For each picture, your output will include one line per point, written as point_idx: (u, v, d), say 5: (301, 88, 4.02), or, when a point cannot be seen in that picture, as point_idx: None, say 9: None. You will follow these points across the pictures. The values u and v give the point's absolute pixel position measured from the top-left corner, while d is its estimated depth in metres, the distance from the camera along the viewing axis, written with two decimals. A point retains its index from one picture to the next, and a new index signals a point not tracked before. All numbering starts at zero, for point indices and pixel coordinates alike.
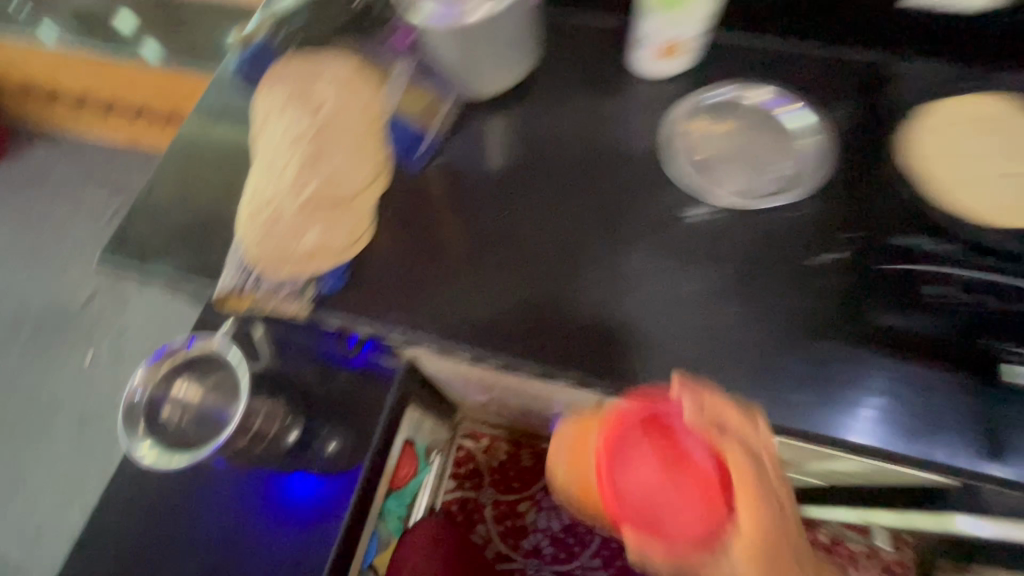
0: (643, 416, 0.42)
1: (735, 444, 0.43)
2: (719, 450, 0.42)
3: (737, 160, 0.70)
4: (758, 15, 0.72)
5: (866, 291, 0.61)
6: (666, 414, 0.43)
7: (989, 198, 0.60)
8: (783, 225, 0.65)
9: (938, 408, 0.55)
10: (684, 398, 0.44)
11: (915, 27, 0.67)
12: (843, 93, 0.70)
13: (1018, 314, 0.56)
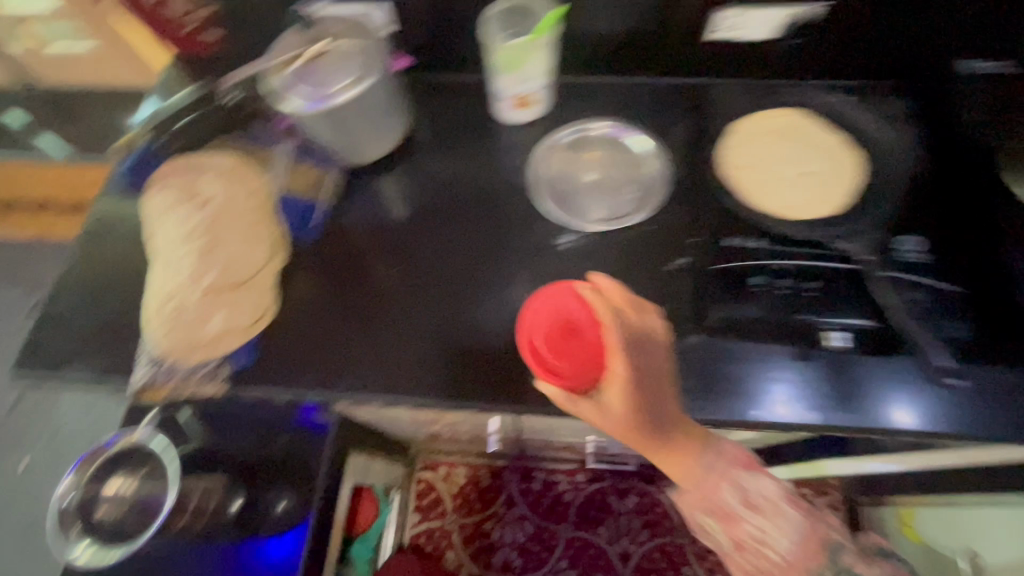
0: (555, 299, 0.62)
1: (620, 321, 0.60)
2: (601, 321, 0.59)
3: (593, 189, 0.81)
4: (591, 60, 0.83)
5: (706, 291, 0.69)
6: (561, 298, 0.62)
7: (788, 196, 0.70)
8: (636, 239, 0.76)
9: (854, 376, 0.63)
10: (585, 287, 0.62)
11: (717, 55, 0.79)
12: (671, 117, 0.82)
13: (826, 290, 0.65)
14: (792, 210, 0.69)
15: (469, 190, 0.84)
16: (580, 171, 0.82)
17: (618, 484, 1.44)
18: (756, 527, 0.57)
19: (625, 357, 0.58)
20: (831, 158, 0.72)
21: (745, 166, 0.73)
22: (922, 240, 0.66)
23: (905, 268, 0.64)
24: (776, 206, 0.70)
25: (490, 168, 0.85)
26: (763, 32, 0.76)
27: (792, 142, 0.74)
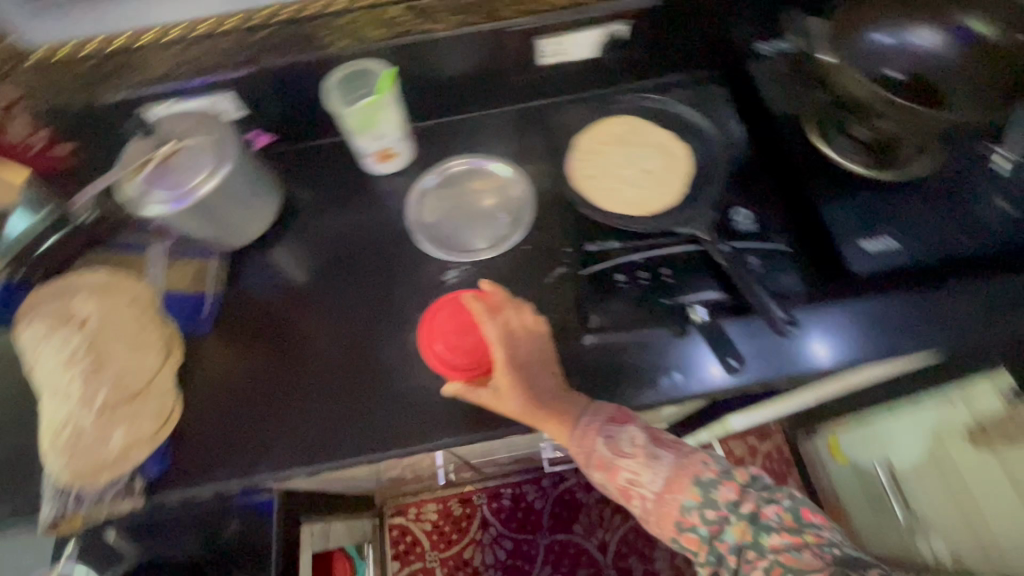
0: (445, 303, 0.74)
1: (497, 317, 0.69)
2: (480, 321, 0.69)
3: (467, 221, 0.86)
4: (440, 104, 0.90)
5: (585, 295, 0.75)
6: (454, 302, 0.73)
7: (637, 195, 0.76)
8: (514, 260, 0.82)
9: (737, 330, 0.72)
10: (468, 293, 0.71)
11: (551, 78, 0.87)
12: (524, 142, 0.89)
13: (680, 271, 0.73)
14: (636, 207, 0.76)
15: (356, 245, 0.88)
16: (452, 206, 0.87)
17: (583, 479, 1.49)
18: (630, 471, 0.64)
19: (500, 348, 0.67)
20: (664, 152, 0.79)
21: (592, 176, 0.79)
22: (749, 212, 0.76)
23: (739, 239, 0.74)
24: (623, 206, 0.76)
25: (372, 220, 0.89)
26: (584, 53, 0.84)
27: (627, 144, 0.81)
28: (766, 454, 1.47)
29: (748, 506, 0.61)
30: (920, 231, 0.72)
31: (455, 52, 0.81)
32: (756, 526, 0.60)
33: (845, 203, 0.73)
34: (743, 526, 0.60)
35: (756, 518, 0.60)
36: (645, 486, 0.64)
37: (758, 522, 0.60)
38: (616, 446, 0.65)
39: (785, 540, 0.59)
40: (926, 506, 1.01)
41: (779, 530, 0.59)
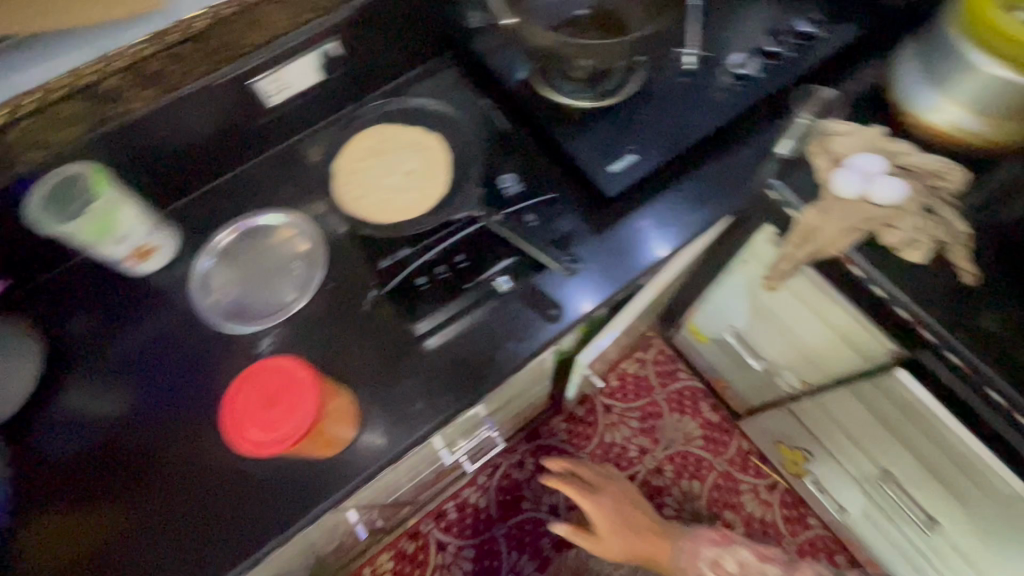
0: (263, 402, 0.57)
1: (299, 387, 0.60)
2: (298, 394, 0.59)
3: (265, 284, 0.82)
4: (187, 175, 0.86)
5: (400, 311, 0.77)
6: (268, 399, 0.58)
7: (408, 198, 0.78)
8: (323, 300, 0.80)
9: (561, 282, 0.78)
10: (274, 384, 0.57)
11: (288, 114, 0.88)
12: (290, 183, 0.88)
13: (473, 253, 0.76)
14: (413, 211, 0.77)
15: (155, 357, 0.80)
16: (241, 275, 0.83)
17: (512, 458, 1.55)
18: None
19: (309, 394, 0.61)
20: (420, 150, 0.81)
21: (361, 196, 0.79)
22: (513, 175, 0.81)
23: (511, 203, 0.78)
24: (401, 215, 0.77)
25: (163, 323, 0.82)
26: (307, 80, 0.84)
27: (384, 155, 0.82)
28: (650, 359, 1.64)
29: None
30: (653, 137, 0.81)
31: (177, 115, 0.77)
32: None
33: (587, 134, 0.80)
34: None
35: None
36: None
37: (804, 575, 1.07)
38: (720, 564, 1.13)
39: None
40: (766, 350, 1.17)
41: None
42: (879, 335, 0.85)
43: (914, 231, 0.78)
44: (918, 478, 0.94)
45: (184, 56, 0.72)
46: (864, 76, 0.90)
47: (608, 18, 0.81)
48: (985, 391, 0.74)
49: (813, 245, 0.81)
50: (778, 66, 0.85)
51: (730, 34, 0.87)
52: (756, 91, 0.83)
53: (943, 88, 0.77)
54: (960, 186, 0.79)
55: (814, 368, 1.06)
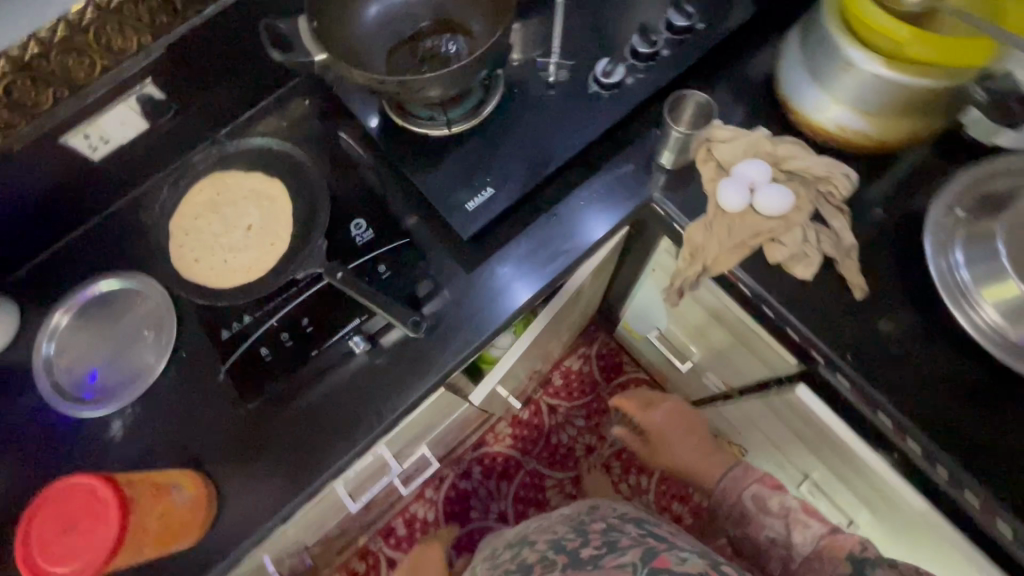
0: (57, 524, 0.53)
1: (80, 490, 0.54)
2: (81, 500, 0.54)
3: (118, 358, 0.75)
4: (18, 246, 0.78)
5: (247, 384, 0.70)
6: (63, 520, 0.53)
7: (244, 260, 0.72)
8: (176, 373, 0.74)
9: (446, 322, 0.73)
10: (64, 497, 0.54)
11: (123, 165, 0.79)
12: (136, 243, 0.81)
13: (321, 318, 0.70)
14: (254, 271, 0.71)
15: None
16: (85, 343, 0.76)
17: (459, 468, 1.52)
18: (779, 531, 0.81)
19: (96, 486, 0.54)
20: (257, 201, 0.74)
21: (197, 258, 0.72)
22: (364, 221, 0.75)
23: (358, 256, 0.73)
24: (242, 276, 0.71)
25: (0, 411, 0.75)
26: (128, 128, 0.75)
27: (222, 209, 0.74)
28: (593, 354, 1.59)
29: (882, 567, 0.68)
30: (513, 166, 0.74)
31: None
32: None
33: (442, 167, 0.74)
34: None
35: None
36: (793, 539, 0.79)
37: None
38: (763, 504, 0.85)
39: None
40: (686, 351, 1.13)
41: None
42: (782, 351, 0.81)
43: (802, 245, 0.72)
44: (832, 485, 0.92)
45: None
46: (752, 66, 0.83)
47: (448, 32, 0.73)
48: (875, 414, 0.70)
49: (699, 263, 0.75)
50: (651, 68, 0.76)
51: (601, 36, 0.78)
52: (627, 101, 0.76)
53: (823, 85, 0.70)
54: (848, 190, 0.73)
55: (730, 372, 1.03)
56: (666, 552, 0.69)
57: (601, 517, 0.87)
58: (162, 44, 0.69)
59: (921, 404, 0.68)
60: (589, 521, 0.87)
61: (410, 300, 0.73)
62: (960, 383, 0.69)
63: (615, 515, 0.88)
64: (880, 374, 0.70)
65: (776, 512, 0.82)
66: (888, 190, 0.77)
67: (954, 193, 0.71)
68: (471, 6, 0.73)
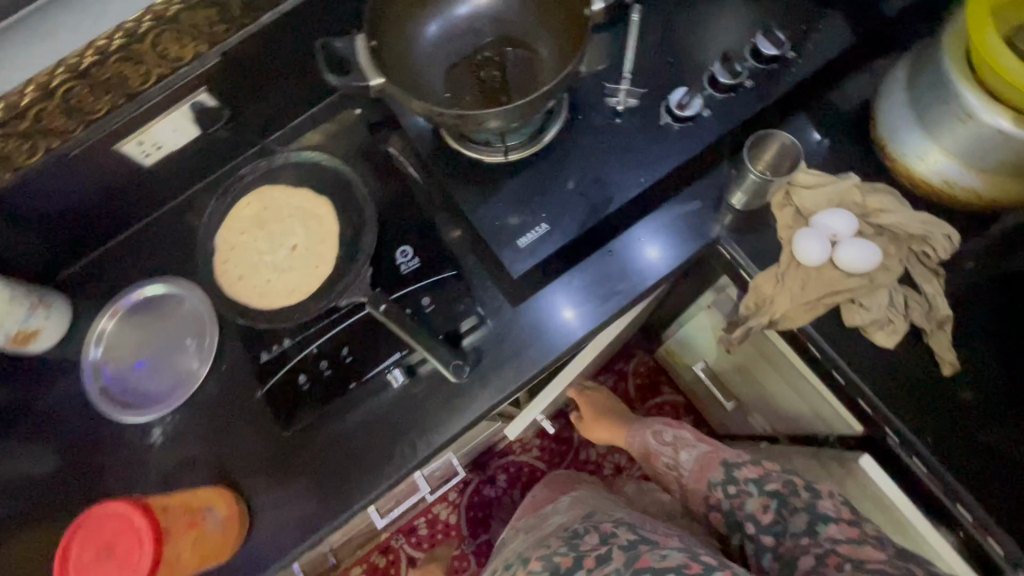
0: (95, 547, 0.54)
1: (111, 511, 0.54)
2: (113, 521, 0.54)
3: (162, 363, 0.75)
4: (72, 245, 0.79)
5: (286, 410, 0.69)
6: (99, 543, 0.54)
7: (284, 281, 0.71)
8: (216, 387, 0.74)
9: (492, 355, 0.70)
10: (96, 519, 0.54)
11: (173, 169, 0.78)
12: (184, 249, 0.81)
13: (363, 349, 0.68)
14: (296, 295, 0.70)
15: (42, 444, 0.75)
16: (129, 347, 0.76)
17: (484, 474, 1.51)
18: (667, 458, 0.86)
19: (126, 507, 0.54)
20: (303, 222, 0.74)
21: (241, 276, 0.72)
22: (410, 247, 0.72)
23: (402, 284, 0.70)
24: (282, 299, 0.71)
25: (48, 408, 0.76)
26: (178, 134, 0.73)
27: (268, 225, 0.74)
28: (630, 371, 1.54)
29: (769, 483, 0.70)
30: (570, 203, 0.69)
31: (44, 195, 0.70)
32: (778, 500, 0.68)
33: (494, 197, 0.70)
34: (765, 498, 0.69)
35: (767, 499, 0.69)
36: (680, 460, 0.83)
37: (812, 530, 0.63)
38: (660, 437, 0.89)
39: (843, 530, 0.61)
40: (736, 389, 1.06)
41: (837, 519, 0.62)
42: (848, 416, 0.75)
43: (886, 310, 0.65)
44: None
45: (27, 135, 0.61)
46: (843, 101, 0.75)
47: (511, 53, 0.68)
48: (953, 503, 0.64)
49: (767, 316, 0.69)
50: (729, 102, 0.70)
51: (677, 62, 0.72)
52: (700, 136, 0.70)
53: (929, 132, 0.62)
54: (948, 253, 0.65)
55: (782, 421, 0.97)
56: (648, 552, 0.63)
57: (594, 524, 0.75)
58: (217, 53, 0.65)
59: (1014, 502, 0.61)
60: (583, 525, 0.76)
61: (449, 335, 0.69)
62: None
63: (609, 519, 0.77)
64: (962, 460, 0.63)
65: (669, 442, 0.87)
66: (991, 250, 0.69)
67: None
68: (540, 28, 0.67)
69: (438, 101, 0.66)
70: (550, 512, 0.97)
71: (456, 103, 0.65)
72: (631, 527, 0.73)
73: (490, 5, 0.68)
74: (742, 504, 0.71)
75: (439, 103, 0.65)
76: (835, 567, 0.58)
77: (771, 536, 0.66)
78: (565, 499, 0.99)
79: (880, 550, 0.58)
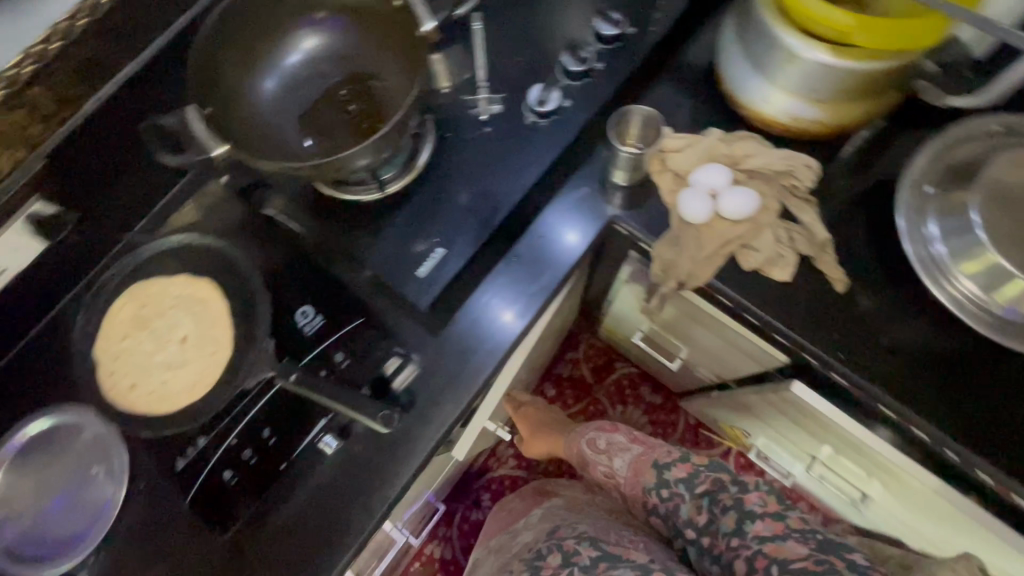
0: None
1: None
2: None
3: (65, 502, 0.65)
4: None
5: (222, 510, 0.64)
6: None
7: (182, 377, 0.66)
8: (135, 514, 0.66)
9: (427, 388, 0.68)
10: None
11: (23, 291, 0.69)
12: (58, 375, 0.71)
13: (286, 424, 0.65)
14: (198, 388, 0.66)
15: None
16: (25, 500, 0.65)
17: (467, 500, 1.48)
18: (603, 466, 0.87)
19: None
20: (187, 310, 0.69)
21: (134, 383, 0.67)
22: (310, 306, 0.69)
23: (310, 345, 0.67)
24: (185, 396, 0.66)
25: None
26: (17, 254, 0.64)
27: (150, 323, 0.69)
28: (580, 357, 1.55)
29: (700, 484, 0.75)
30: (460, 220, 0.68)
31: None
32: (709, 499, 0.73)
33: (384, 235, 0.68)
34: (698, 500, 0.74)
35: (700, 501, 0.73)
36: (615, 466, 0.85)
37: (740, 530, 0.68)
38: (594, 445, 0.89)
39: (768, 525, 0.67)
40: (674, 349, 1.09)
41: (762, 515, 0.68)
42: (773, 349, 0.78)
43: (775, 246, 0.69)
44: (867, 465, 0.86)
45: None
46: (693, 58, 0.78)
47: (360, 87, 0.66)
48: (876, 406, 0.67)
49: (673, 280, 0.71)
50: (585, 87, 0.72)
51: (528, 60, 0.73)
52: (568, 126, 0.71)
53: (766, 76, 0.67)
54: (812, 181, 0.70)
55: (723, 368, 1.00)
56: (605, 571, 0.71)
57: (558, 541, 0.80)
58: (40, 154, 0.59)
59: (928, 389, 0.66)
60: (546, 545, 0.80)
61: (374, 384, 0.67)
62: (960, 358, 0.67)
63: (573, 533, 0.81)
64: (875, 365, 0.67)
65: (603, 449, 0.87)
66: (852, 166, 0.74)
67: (920, 169, 0.68)
68: (383, 54, 0.66)
69: (299, 153, 0.63)
70: (520, 527, 1.00)
71: (317, 151, 0.63)
72: (593, 541, 0.78)
73: (326, 40, 0.66)
74: (678, 511, 0.75)
75: (297, 156, 0.63)
76: (762, 570, 0.63)
77: (706, 535, 0.71)
78: (535, 513, 1.02)
79: (801, 543, 0.64)
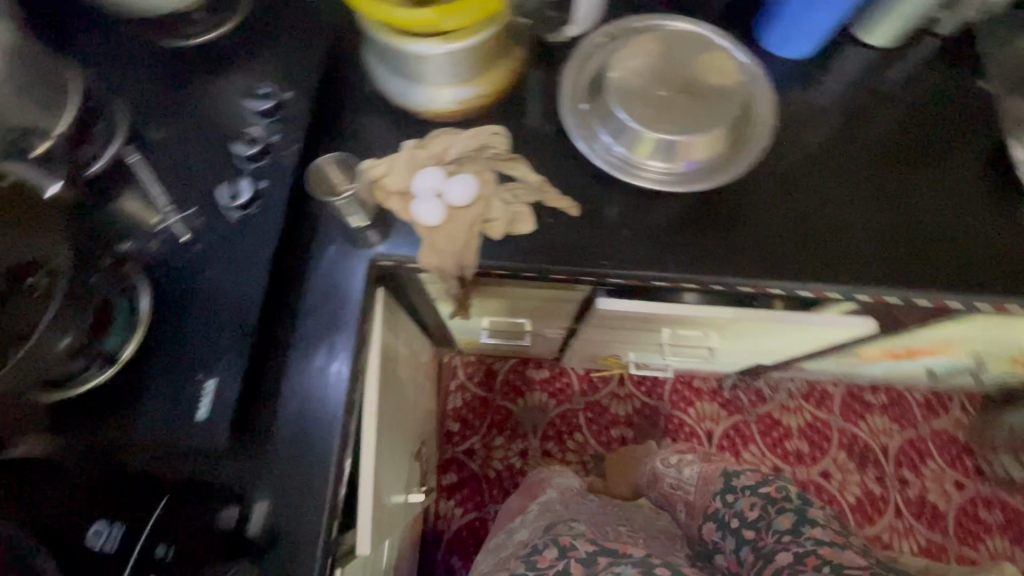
0: None
1: None
2: None
3: None
4: None
5: None
6: None
7: None
8: None
9: (284, 509, 0.65)
10: None
11: None
12: None
13: None
14: None
15: None
16: None
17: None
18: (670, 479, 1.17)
19: None
20: None
21: None
22: (99, 522, 0.57)
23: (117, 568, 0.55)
24: None
25: None
26: None
27: None
28: (462, 380, 1.57)
29: (762, 487, 0.94)
30: (218, 343, 0.65)
31: None
32: (766, 503, 0.91)
33: (143, 402, 0.63)
34: (755, 498, 0.93)
35: (757, 500, 0.92)
36: (687, 479, 1.12)
37: (794, 530, 0.83)
38: (678, 463, 1.17)
39: (823, 533, 0.81)
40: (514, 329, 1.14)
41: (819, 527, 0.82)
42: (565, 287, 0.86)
43: (507, 209, 0.75)
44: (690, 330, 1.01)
45: None
46: (356, 89, 0.81)
47: (29, 283, 0.51)
48: (652, 283, 0.77)
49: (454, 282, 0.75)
50: (271, 164, 0.71)
51: (203, 166, 0.71)
52: (273, 205, 0.70)
53: (414, 80, 0.73)
54: (506, 143, 0.79)
55: (558, 321, 1.08)
56: (608, 565, 0.76)
57: (553, 536, 0.85)
58: None
59: (680, 249, 0.77)
60: (541, 541, 0.84)
61: (224, 550, 0.61)
62: (691, 214, 0.78)
63: (570, 530, 0.88)
64: (634, 253, 0.76)
65: (685, 469, 1.15)
66: (535, 111, 0.82)
67: (571, 92, 0.80)
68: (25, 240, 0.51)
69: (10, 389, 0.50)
70: (513, 525, 1.12)
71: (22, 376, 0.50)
72: (585, 536, 0.84)
73: None
74: (734, 503, 0.95)
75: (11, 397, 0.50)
76: (811, 565, 0.76)
77: (752, 531, 0.89)
78: (534, 506, 1.18)
79: (855, 555, 0.76)
